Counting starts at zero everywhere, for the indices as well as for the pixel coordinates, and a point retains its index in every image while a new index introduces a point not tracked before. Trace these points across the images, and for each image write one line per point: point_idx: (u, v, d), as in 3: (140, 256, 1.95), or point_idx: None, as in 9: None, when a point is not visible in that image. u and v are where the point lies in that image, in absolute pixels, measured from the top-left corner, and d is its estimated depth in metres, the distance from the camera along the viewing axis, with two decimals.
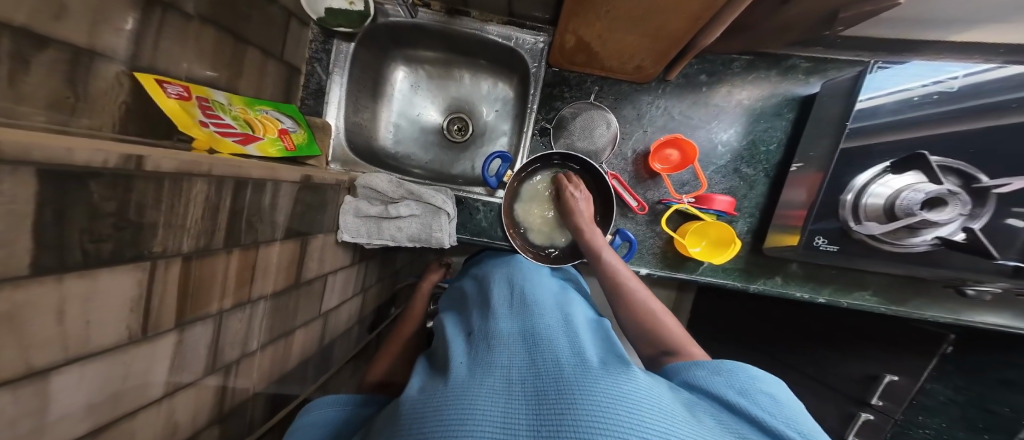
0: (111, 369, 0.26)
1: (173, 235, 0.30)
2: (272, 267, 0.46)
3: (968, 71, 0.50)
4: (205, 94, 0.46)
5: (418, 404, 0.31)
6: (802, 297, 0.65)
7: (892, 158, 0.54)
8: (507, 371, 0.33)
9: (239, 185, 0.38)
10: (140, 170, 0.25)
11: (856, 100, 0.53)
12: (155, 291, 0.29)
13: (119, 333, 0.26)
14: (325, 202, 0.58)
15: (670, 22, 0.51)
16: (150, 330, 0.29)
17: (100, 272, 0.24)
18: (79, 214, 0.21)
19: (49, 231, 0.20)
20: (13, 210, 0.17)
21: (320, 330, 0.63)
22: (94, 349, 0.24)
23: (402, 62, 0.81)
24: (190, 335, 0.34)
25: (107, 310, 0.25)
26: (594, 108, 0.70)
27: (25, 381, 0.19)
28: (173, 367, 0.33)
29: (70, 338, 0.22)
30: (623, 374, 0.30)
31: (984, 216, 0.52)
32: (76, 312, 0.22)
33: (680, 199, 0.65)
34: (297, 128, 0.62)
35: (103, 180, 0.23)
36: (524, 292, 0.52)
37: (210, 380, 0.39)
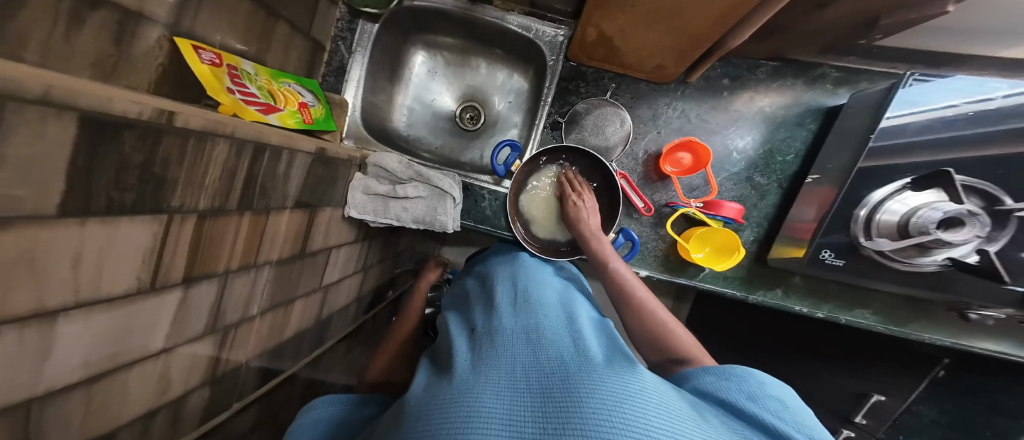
0: (118, 316, 0.28)
1: (192, 193, 0.32)
2: (281, 234, 0.49)
3: (1012, 89, 0.47)
4: (235, 63, 0.49)
5: (425, 404, 0.31)
6: (799, 311, 0.63)
7: (913, 174, 0.52)
8: (512, 369, 0.34)
9: (257, 150, 0.40)
10: (170, 126, 0.27)
11: (884, 114, 0.51)
12: (166, 245, 0.31)
13: (129, 281, 0.28)
14: (336, 177, 0.60)
15: (696, 21, 0.50)
16: (158, 283, 0.31)
17: (120, 221, 0.26)
18: (107, 166, 0.23)
19: (82, 174, 0.22)
20: (52, 148, 0.19)
21: (319, 302, 0.65)
22: (104, 295, 0.26)
23: (422, 47, 0.82)
24: (194, 292, 0.36)
25: (122, 256, 0.27)
26: (609, 104, 0.69)
27: (33, 320, 0.21)
28: (174, 324, 0.35)
29: (82, 281, 0.24)
30: (629, 372, 0.30)
31: (1002, 240, 0.50)
32: (91, 254, 0.24)
33: (688, 203, 0.64)
34: (316, 103, 0.64)
35: (136, 132, 0.25)
36: (528, 290, 0.52)
37: (209, 339, 0.41)
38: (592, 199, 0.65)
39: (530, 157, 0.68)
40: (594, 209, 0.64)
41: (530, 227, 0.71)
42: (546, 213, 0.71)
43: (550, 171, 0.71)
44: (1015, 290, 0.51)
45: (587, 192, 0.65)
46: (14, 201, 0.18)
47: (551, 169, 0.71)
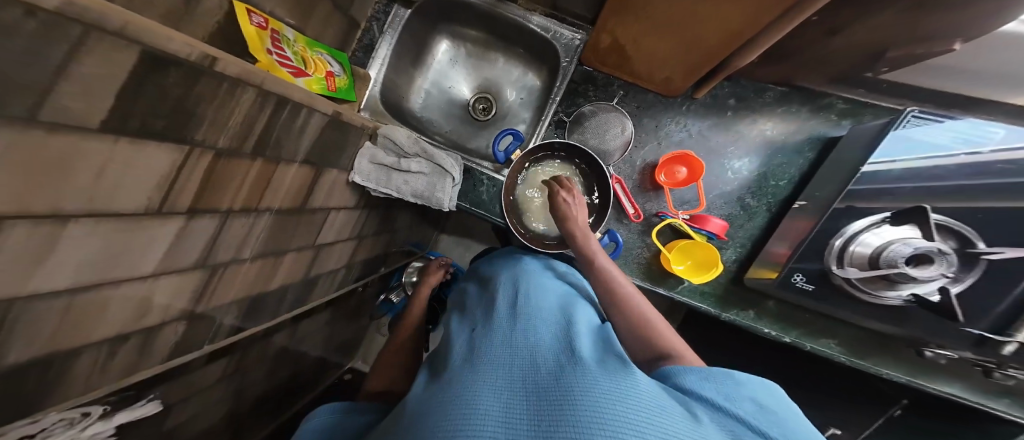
0: (124, 229, 0.33)
1: (216, 131, 0.38)
2: (285, 186, 0.54)
3: (1011, 133, 0.47)
4: (277, 28, 0.55)
5: (427, 407, 0.32)
6: (768, 333, 0.62)
7: (891, 208, 0.53)
8: (509, 370, 0.36)
9: (280, 103, 0.45)
10: (210, 69, 0.32)
11: (867, 160, 0.53)
12: (181, 174, 0.36)
13: (139, 202, 0.33)
14: (347, 142, 0.65)
15: (705, 36, 0.52)
16: (165, 208, 0.36)
17: (147, 144, 0.30)
18: (147, 99, 0.28)
19: (126, 103, 0.26)
20: (110, 75, 0.24)
21: (311, 258, 0.70)
22: (115, 210, 0.31)
23: (448, 36, 0.87)
24: (194, 224, 0.41)
25: (138, 177, 0.31)
26: (614, 110, 0.71)
27: (48, 219, 0.26)
28: (168, 250, 0.40)
29: (98, 190, 0.28)
30: (624, 377, 0.31)
31: (967, 281, 0.51)
32: (114, 170, 0.29)
33: (675, 214, 0.66)
34: (342, 73, 0.70)
35: (181, 70, 0.30)
36: (525, 295, 0.53)
37: (197, 273, 0.45)
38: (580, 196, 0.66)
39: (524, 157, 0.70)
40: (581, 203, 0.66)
41: (527, 220, 0.74)
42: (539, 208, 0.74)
43: (536, 171, 0.74)
44: (972, 334, 0.52)
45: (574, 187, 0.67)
46: (69, 111, 0.23)
47: (550, 164, 0.74)
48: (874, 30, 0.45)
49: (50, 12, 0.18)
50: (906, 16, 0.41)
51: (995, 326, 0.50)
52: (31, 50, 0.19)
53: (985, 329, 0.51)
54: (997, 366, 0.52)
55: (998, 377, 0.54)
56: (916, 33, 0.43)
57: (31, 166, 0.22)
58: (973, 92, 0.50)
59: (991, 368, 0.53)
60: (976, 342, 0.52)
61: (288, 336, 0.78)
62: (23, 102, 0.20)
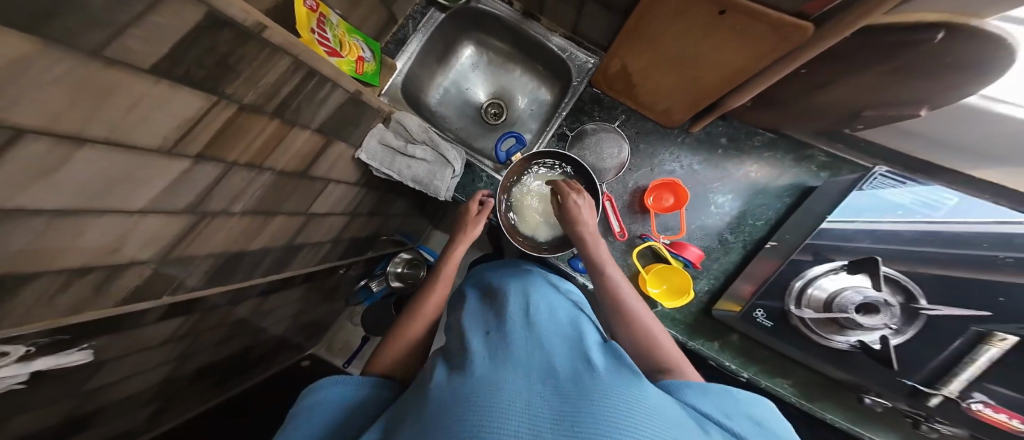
0: (132, 162, 0.37)
1: (244, 87, 0.44)
2: (292, 150, 0.59)
3: (963, 199, 0.52)
4: (325, 12, 0.62)
5: (450, 390, 0.33)
6: (729, 366, 0.64)
7: (847, 258, 0.56)
8: (528, 369, 0.37)
9: (308, 74, 0.52)
10: (257, 35, 0.40)
11: (826, 219, 0.58)
12: (203, 120, 0.41)
13: (156, 140, 0.37)
14: (360, 120, 0.71)
15: (709, 76, 0.57)
16: (175, 150, 0.41)
17: (182, 89, 0.36)
18: (197, 51, 0.35)
19: (176, 51, 0.33)
20: (177, 27, 0.32)
21: (301, 224, 0.74)
22: (133, 143, 0.35)
23: (473, 42, 0.96)
24: (198, 169, 0.45)
25: (161, 118, 0.36)
26: (614, 131, 0.75)
27: (68, 140, 0.29)
28: (168, 188, 0.43)
29: (126, 122, 0.33)
30: (639, 387, 0.34)
31: (908, 333, 0.54)
32: (146, 107, 0.34)
33: (657, 238, 0.69)
34: (371, 60, 0.77)
35: (233, 31, 0.37)
36: (538, 306, 0.54)
37: (184, 217, 0.48)
38: (588, 196, 0.65)
39: (523, 161, 0.74)
40: (591, 206, 0.64)
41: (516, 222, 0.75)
42: (534, 211, 0.75)
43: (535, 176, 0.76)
44: (906, 384, 0.53)
45: (583, 188, 0.65)
46: (128, 50, 0.29)
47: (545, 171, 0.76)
48: (856, 88, 0.48)
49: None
50: (878, 81, 0.45)
51: (927, 379, 0.52)
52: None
53: (918, 380, 0.53)
54: (925, 419, 0.54)
55: (925, 430, 0.55)
56: (889, 97, 0.47)
57: (77, 90, 0.27)
58: (924, 156, 0.57)
59: (920, 419, 0.55)
60: (909, 392, 0.53)
61: (263, 298, 0.80)
62: (96, 38, 0.26)
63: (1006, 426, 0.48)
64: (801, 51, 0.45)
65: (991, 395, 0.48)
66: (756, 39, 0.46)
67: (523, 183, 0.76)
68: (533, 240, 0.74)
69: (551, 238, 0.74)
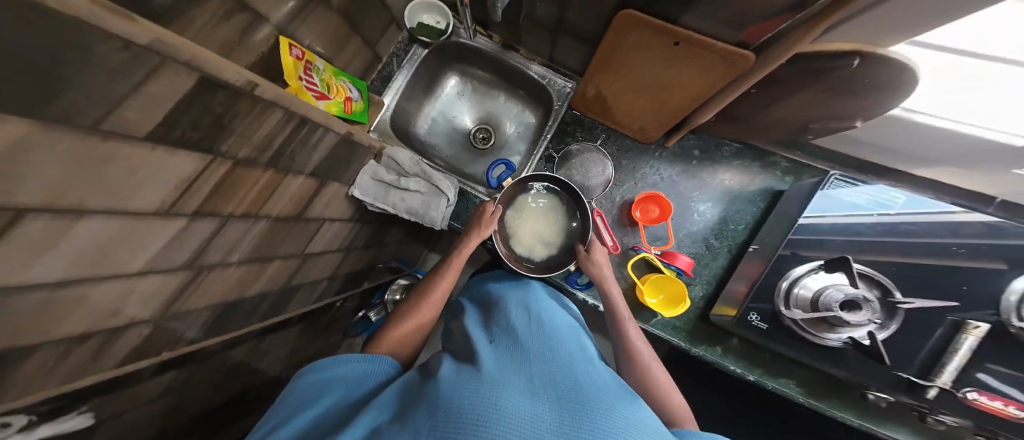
0: (131, 227, 0.37)
1: (240, 144, 0.45)
2: (287, 196, 0.60)
3: (910, 198, 0.60)
4: (311, 59, 0.68)
5: (460, 391, 0.38)
6: (734, 371, 0.66)
7: (824, 257, 0.60)
8: (531, 381, 0.42)
9: (301, 124, 0.54)
10: (249, 92, 0.43)
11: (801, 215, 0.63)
12: (199, 179, 0.42)
13: (154, 203, 0.38)
14: (352, 159, 0.73)
15: (674, 99, 0.64)
16: (173, 209, 0.41)
17: (177, 152, 0.38)
18: (192, 113, 0.37)
19: (172, 117, 0.35)
20: (170, 94, 0.34)
21: (296, 266, 0.74)
22: (133, 208, 0.36)
23: (456, 73, 1.01)
24: (196, 225, 0.46)
25: (158, 181, 0.37)
26: (597, 151, 0.80)
27: (70, 214, 0.30)
28: (166, 247, 0.43)
29: (123, 190, 0.34)
30: (627, 410, 0.39)
31: (892, 327, 0.57)
32: (144, 173, 0.35)
33: (649, 249, 0.73)
34: (359, 99, 0.82)
35: (227, 92, 0.40)
36: (541, 315, 0.59)
37: (182, 273, 0.48)
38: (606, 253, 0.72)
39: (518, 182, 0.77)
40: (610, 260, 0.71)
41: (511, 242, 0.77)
42: (530, 231, 0.77)
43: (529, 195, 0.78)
44: (902, 377, 0.56)
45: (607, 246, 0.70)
46: (125, 121, 0.31)
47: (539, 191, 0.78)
48: (795, 107, 0.54)
49: (139, 47, 0.28)
50: (818, 100, 0.51)
51: (921, 371, 0.55)
52: (116, 73, 0.28)
53: (913, 373, 0.56)
54: (929, 411, 0.55)
55: (933, 422, 0.57)
56: (830, 113, 0.53)
57: (78, 164, 0.29)
58: (866, 158, 0.66)
59: (925, 412, 0.56)
60: (907, 386, 0.56)
61: (261, 344, 0.78)
62: (95, 112, 0.28)
63: (1000, 412, 0.51)
64: (745, 78, 0.51)
65: (992, 374, 0.52)
66: (712, 65, 0.52)
67: (518, 203, 0.78)
68: (528, 260, 0.76)
69: (545, 258, 0.76)
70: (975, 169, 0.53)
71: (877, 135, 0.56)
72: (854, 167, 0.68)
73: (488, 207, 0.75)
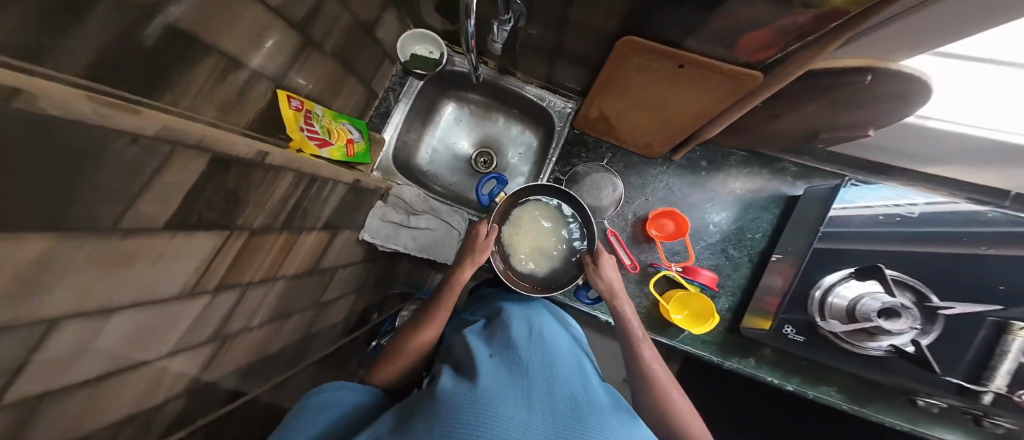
0: (157, 315, 0.35)
1: (256, 213, 0.44)
2: (301, 253, 0.58)
3: (928, 201, 0.62)
4: (310, 108, 0.66)
5: (456, 405, 0.35)
6: (771, 382, 0.67)
7: (856, 265, 0.62)
8: (531, 394, 0.39)
9: (311, 181, 0.53)
10: (260, 162, 0.41)
11: (830, 212, 0.63)
12: (218, 255, 0.41)
13: (178, 287, 0.36)
14: (360, 203, 0.72)
15: (678, 116, 0.64)
16: (196, 288, 0.39)
17: (196, 234, 0.36)
18: (206, 193, 0.35)
19: (189, 200, 0.33)
20: (183, 180, 0.32)
21: (312, 317, 0.71)
22: (158, 296, 0.34)
23: (453, 99, 1.01)
24: (218, 300, 0.43)
25: (180, 265, 0.36)
26: (605, 171, 0.81)
27: (99, 315, 0.28)
28: (192, 326, 0.41)
29: (147, 281, 0.32)
30: (631, 427, 0.37)
31: (934, 332, 0.58)
32: (167, 261, 0.34)
33: (668, 265, 0.74)
34: (359, 139, 0.81)
35: (237, 166, 0.38)
36: (542, 330, 0.56)
37: (208, 346, 0.45)
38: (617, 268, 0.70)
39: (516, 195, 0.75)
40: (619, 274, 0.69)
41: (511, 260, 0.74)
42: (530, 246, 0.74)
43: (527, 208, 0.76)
44: (952, 382, 0.57)
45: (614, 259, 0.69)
46: (143, 215, 0.29)
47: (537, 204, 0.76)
48: (803, 118, 0.56)
49: (148, 137, 0.26)
50: (826, 110, 0.52)
51: (971, 375, 0.57)
52: (129, 172, 0.26)
53: (963, 378, 0.57)
54: (983, 414, 0.57)
55: (988, 425, 0.58)
56: (840, 122, 0.54)
57: (103, 266, 0.27)
58: (874, 158, 0.67)
59: (980, 416, 0.58)
60: (958, 390, 0.57)
61: (290, 404, 0.74)
62: (113, 212, 0.26)
63: None
64: (754, 96, 0.51)
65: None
66: (718, 85, 0.53)
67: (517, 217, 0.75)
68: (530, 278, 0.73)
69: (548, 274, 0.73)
70: (986, 165, 0.54)
71: (881, 139, 0.58)
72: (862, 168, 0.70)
73: (481, 227, 0.71)
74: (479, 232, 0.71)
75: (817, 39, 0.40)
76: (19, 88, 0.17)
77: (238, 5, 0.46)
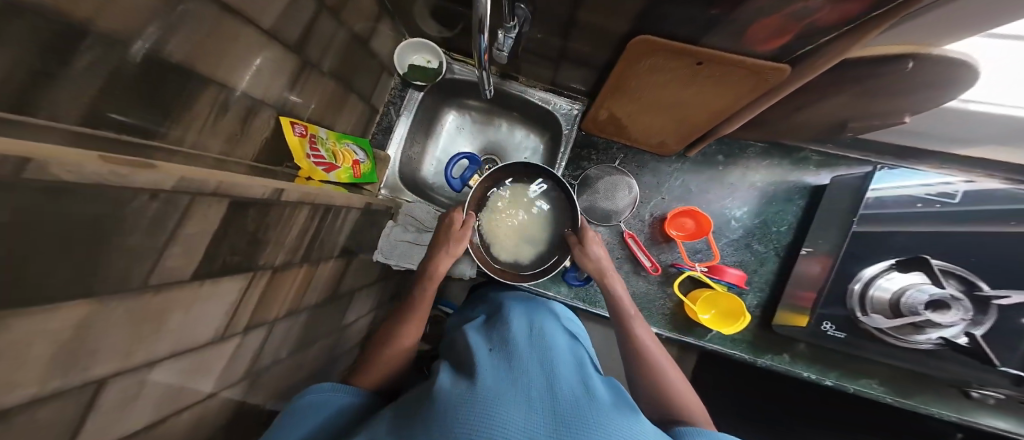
0: (191, 361, 0.35)
1: (276, 250, 0.43)
2: (319, 281, 0.57)
3: (966, 181, 0.60)
4: (314, 132, 0.64)
5: (451, 405, 0.34)
6: (808, 377, 0.68)
7: (899, 256, 0.61)
8: (530, 390, 0.37)
9: (327, 210, 0.51)
10: (277, 200, 0.39)
11: (857, 213, 0.62)
12: (245, 296, 0.40)
13: (210, 332, 0.36)
14: (372, 223, 0.71)
15: (696, 115, 0.62)
16: (226, 332, 0.39)
17: (222, 279, 0.36)
18: (229, 236, 0.35)
19: (212, 248, 0.33)
20: (205, 229, 0.31)
21: (335, 341, 0.70)
22: (192, 343, 0.34)
23: (454, 108, 0.98)
24: (249, 338, 0.43)
25: (211, 312, 0.36)
26: (618, 172, 0.79)
27: (137, 370, 0.29)
28: (227, 363, 0.41)
29: (180, 330, 0.32)
30: (631, 421, 0.35)
31: (987, 322, 0.58)
32: (196, 310, 0.33)
33: (692, 266, 0.72)
34: (365, 160, 0.79)
35: (257, 207, 0.37)
36: (542, 327, 0.54)
37: (241, 384, 0.45)
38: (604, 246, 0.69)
39: (487, 178, 0.72)
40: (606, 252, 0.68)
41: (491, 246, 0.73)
42: (508, 230, 0.73)
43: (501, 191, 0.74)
44: (1008, 373, 0.57)
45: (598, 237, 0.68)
46: (170, 269, 0.29)
47: (510, 188, 0.74)
48: (833, 107, 0.54)
49: (167, 191, 0.25)
50: (849, 98, 0.50)
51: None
52: (152, 231, 0.26)
53: (1017, 367, 0.57)
54: None
55: None
56: (874, 111, 0.53)
57: (135, 325, 0.27)
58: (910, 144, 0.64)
59: None
60: (1014, 381, 0.57)
61: None
62: (141, 272, 0.26)
63: None
64: (779, 89, 0.50)
65: None
66: (740, 81, 0.51)
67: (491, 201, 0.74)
68: (511, 262, 0.73)
69: (529, 257, 0.73)
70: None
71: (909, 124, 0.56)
72: (889, 154, 0.68)
73: (456, 215, 0.68)
74: (452, 220, 0.68)
75: (853, 30, 0.38)
76: (31, 156, 0.16)
77: (233, 34, 0.42)
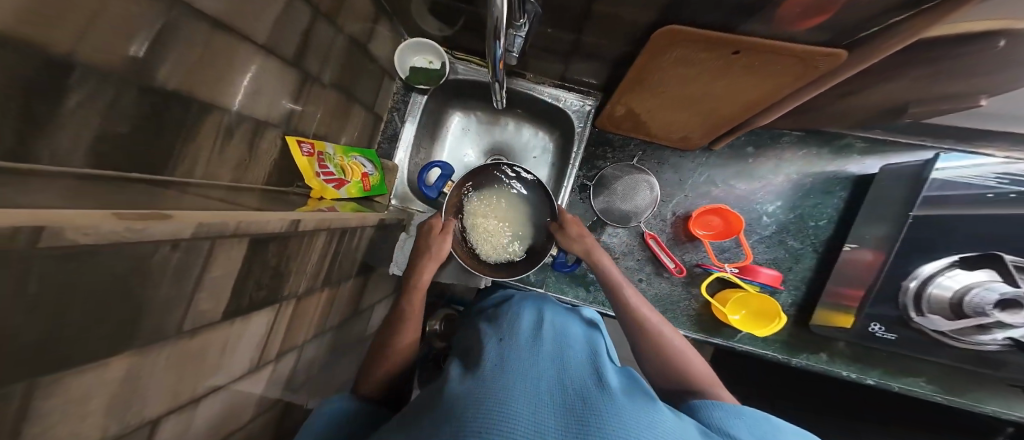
0: (229, 396, 0.34)
1: (299, 278, 0.42)
2: (340, 301, 0.56)
3: None
4: (321, 148, 0.62)
5: (457, 398, 0.32)
6: (849, 376, 0.66)
7: (963, 253, 0.57)
8: (537, 378, 0.36)
9: (344, 232, 0.49)
10: (296, 231, 0.37)
11: (919, 196, 0.56)
12: (274, 327, 0.39)
13: (246, 363, 0.35)
14: (386, 237, 0.69)
15: (726, 107, 0.58)
16: (260, 362, 0.38)
17: (252, 315, 0.34)
18: (253, 270, 0.33)
19: (238, 286, 0.31)
20: (230, 269, 0.29)
21: (359, 356, 0.70)
22: (230, 378, 0.33)
23: (458, 109, 0.95)
24: (282, 364, 0.42)
25: (247, 347, 0.35)
26: (637, 171, 0.75)
27: (186, 407, 0.28)
28: (262, 396, 0.40)
29: (220, 365, 0.32)
30: (647, 406, 0.33)
31: None
32: (233, 344, 0.33)
33: (721, 267, 0.69)
34: (374, 171, 0.77)
35: (278, 242, 0.35)
36: (552, 319, 0.52)
37: (277, 411, 0.44)
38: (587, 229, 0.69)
39: (461, 177, 0.71)
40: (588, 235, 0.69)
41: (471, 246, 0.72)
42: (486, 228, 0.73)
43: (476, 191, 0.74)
44: None
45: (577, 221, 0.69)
46: (203, 312, 0.28)
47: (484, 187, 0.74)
48: (884, 86, 0.49)
49: (187, 239, 0.23)
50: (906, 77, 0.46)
51: None
52: (180, 276, 0.24)
53: None
54: None
55: None
56: (940, 91, 0.48)
57: (176, 369, 0.26)
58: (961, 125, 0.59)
59: None
60: None
61: None
62: (173, 320, 0.25)
63: None
64: (831, 75, 0.46)
65: None
66: (785, 70, 0.46)
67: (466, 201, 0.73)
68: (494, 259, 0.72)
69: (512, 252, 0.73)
70: None
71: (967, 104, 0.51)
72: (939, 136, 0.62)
73: (436, 221, 0.68)
74: (433, 225, 0.67)
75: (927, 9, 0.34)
76: (46, 223, 0.14)
77: (229, 54, 0.40)
